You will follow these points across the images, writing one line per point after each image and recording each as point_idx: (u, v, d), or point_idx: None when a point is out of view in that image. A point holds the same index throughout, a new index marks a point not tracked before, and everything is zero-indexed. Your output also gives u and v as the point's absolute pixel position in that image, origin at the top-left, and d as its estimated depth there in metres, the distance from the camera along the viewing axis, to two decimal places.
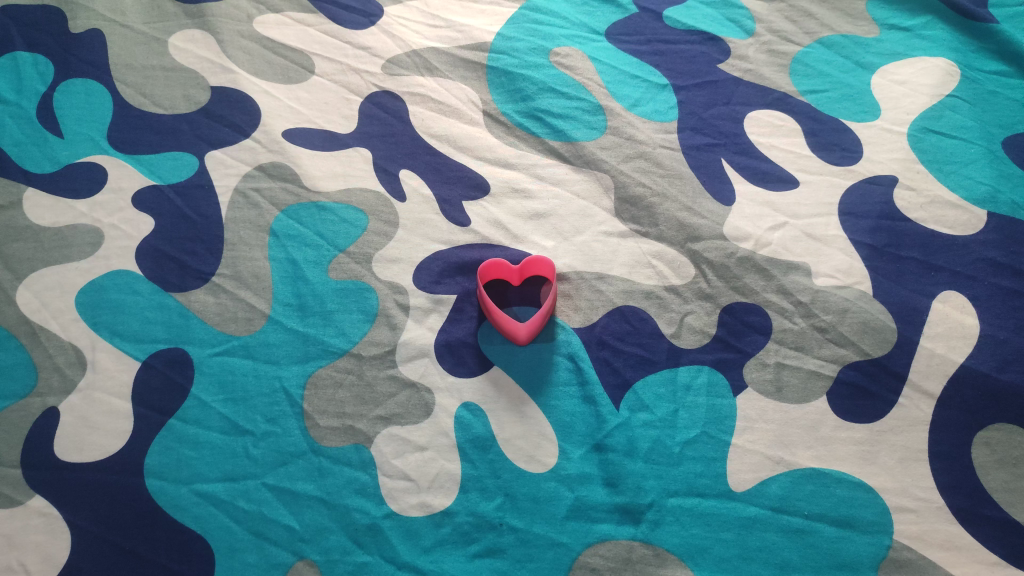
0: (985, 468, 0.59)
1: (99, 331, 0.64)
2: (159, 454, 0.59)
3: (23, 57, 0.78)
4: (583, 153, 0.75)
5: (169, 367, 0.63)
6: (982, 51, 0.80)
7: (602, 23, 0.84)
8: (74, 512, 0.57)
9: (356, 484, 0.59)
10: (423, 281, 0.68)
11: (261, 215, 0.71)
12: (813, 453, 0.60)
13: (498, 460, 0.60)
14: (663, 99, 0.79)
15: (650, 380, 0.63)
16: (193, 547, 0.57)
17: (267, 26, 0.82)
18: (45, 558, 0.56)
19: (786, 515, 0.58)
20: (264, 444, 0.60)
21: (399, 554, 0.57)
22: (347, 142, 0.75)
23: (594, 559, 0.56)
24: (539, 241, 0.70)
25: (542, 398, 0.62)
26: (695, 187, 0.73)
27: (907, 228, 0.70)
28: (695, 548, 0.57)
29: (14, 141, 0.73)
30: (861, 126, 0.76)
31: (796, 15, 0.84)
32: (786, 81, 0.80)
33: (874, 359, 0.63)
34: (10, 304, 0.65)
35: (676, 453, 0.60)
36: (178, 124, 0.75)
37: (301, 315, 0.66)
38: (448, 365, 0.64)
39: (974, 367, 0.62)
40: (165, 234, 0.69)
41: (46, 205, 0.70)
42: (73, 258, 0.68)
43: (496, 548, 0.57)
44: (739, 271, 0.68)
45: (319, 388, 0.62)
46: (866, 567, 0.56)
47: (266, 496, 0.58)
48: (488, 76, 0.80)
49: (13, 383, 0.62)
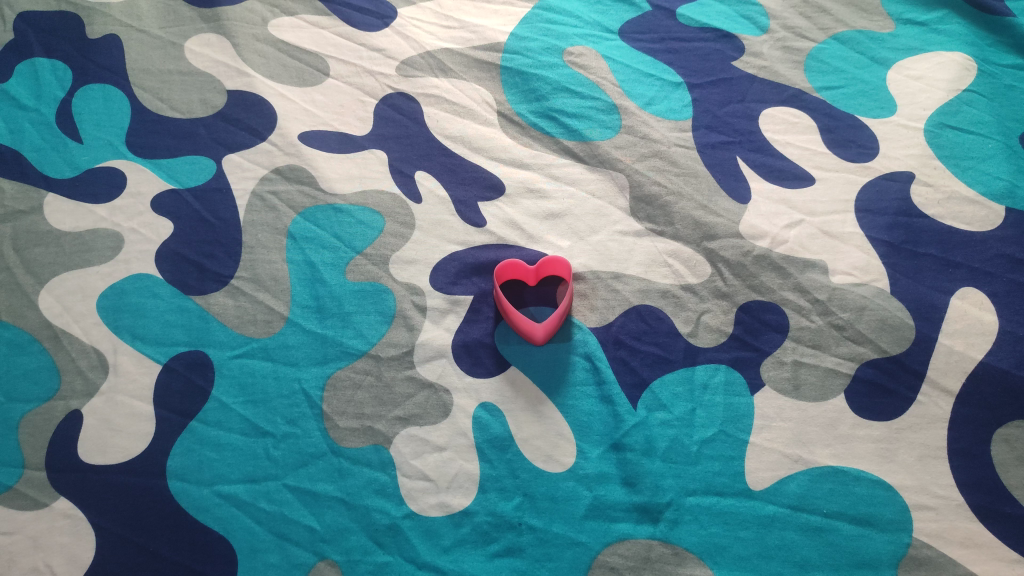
0: (1005, 466, 0.58)
1: (120, 334, 0.65)
2: (182, 456, 0.60)
3: (41, 63, 0.79)
4: (598, 153, 0.75)
5: (190, 369, 0.64)
6: (998, 44, 0.80)
7: (615, 22, 0.84)
8: (98, 514, 0.58)
9: (376, 484, 0.59)
10: (439, 282, 0.68)
11: (279, 217, 0.71)
12: (832, 451, 0.60)
13: (517, 460, 0.60)
14: (678, 97, 0.79)
15: (667, 379, 0.63)
16: (215, 548, 0.57)
17: (282, 29, 0.82)
18: (71, 559, 0.57)
19: (805, 513, 0.58)
20: (285, 445, 0.61)
21: (419, 554, 0.57)
22: (363, 144, 0.75)
23: (613, 558, 0.56)
24: (554, 241, 0.70)
25: (560, 398, 0.63)
26: (711, 186, 0.73)
27: (924, 224, 0.69)
28: (714, 547, 0.57)
29: (34, 147, 0.74)
30: (877, 122, 0.76)
31: (811, 11, 0.84)
32: (801, 77, 0.79)
33: (891, 357, 0.63)
34: (33, 307, 0.66)
35: (694, 452, 0.60)
36: (196, 127, 0.76)
37: (319, 316, 0.66)
38: (465, 366, 0.64)
39: (993, 365, 0.62)
40: (184, 237, 0.70)
41: (66, 210, 0.71)
42: (93, 263, 0.68)
43: (515, 547, 0.57)
44: (756, 269, 0.68)
45: (338, 390, 0.63)
46: (885, 565, 0.56)
47: (287, 497, 0.59)
48: (503, 77, 0.80)
49: (36, 386, 0.63)
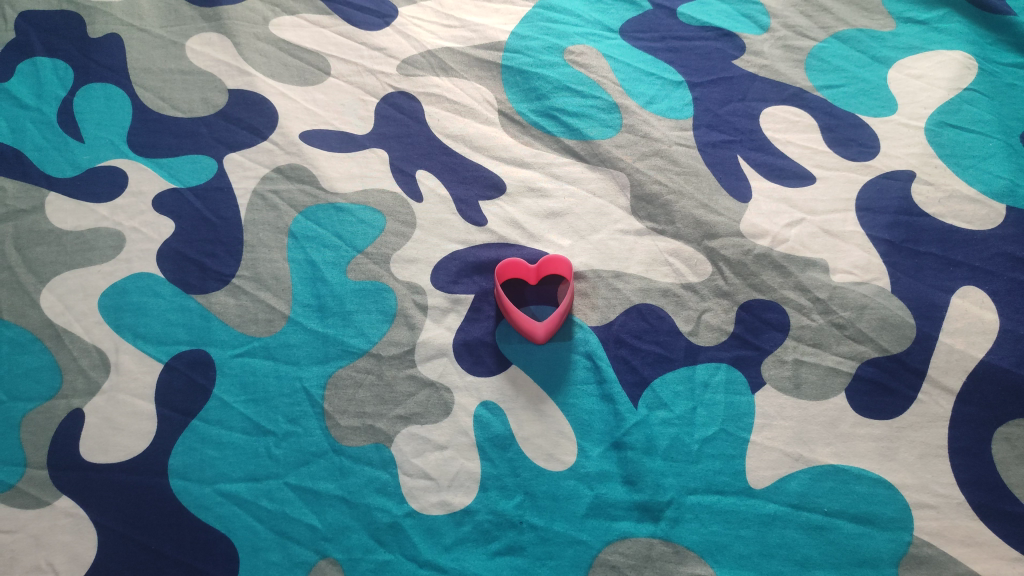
0: (1006, 464, 0.59)
1: (122, 333, 0.65)
2: (183, 455, 0.60)
3: (42, 62, 0.79)
4: (599, 152, 0.75)
5: (191, 368, 0.64)
6: (999, 43, 0.80)
7: (616, 21, 0.84)
8: (100, 512, 0.58)
9: (377, 483, 0.59)
10: (440, 281, 0.68)
11: (280, 216, 0.71)
12: (833, 450, 0.60)
13: (518, 459, 0.60)
14: (679, 96, 0.79)
15: (668, 378, 0.63)
16: (217, 546, 0.57)
17: (283, 28, 0.82)
18: (73, 557, 0.57)
19: (806, 512, 0.58)
20: (286, 444, 0.61)
21: (420, 552, 0.57)
22: (364, 143, 0.76)
23: (614, 557, 0.56)
24: (555, 240, 0.70)
25: (561, 397, 0.63)
26: (712, 185, 0.73)
27: (925, 223, 0.69)
28: (714, 545, 0.57)
29: (35, 146, 0.74)
30: (878, 121, 0.76)
31: (812, 10, 0.84)
32: (802, 76, 0.79)
33: (892, 355, 0.63)
34: (34, 306, 0.66)
35: (695, 450, 0.60)
36: (197, 126, 0.76)
37: (320, 315, 0.66)
38: (466, 364, 0.64)
39: (994, 363, 0.62)
40: (185, 237, 0.70)
41: (68, 209, 0.71)
42: (95, 262, 0.69)
43: (516, 546, 0.57)
44: (757, 268, 0.68)
45: (339, 388, 0.63)
46: (886, 563, 0.56)
47: (288, 495, 0.59)
48: (504, 76, 0.80)
49: (38, 385, 0.63)
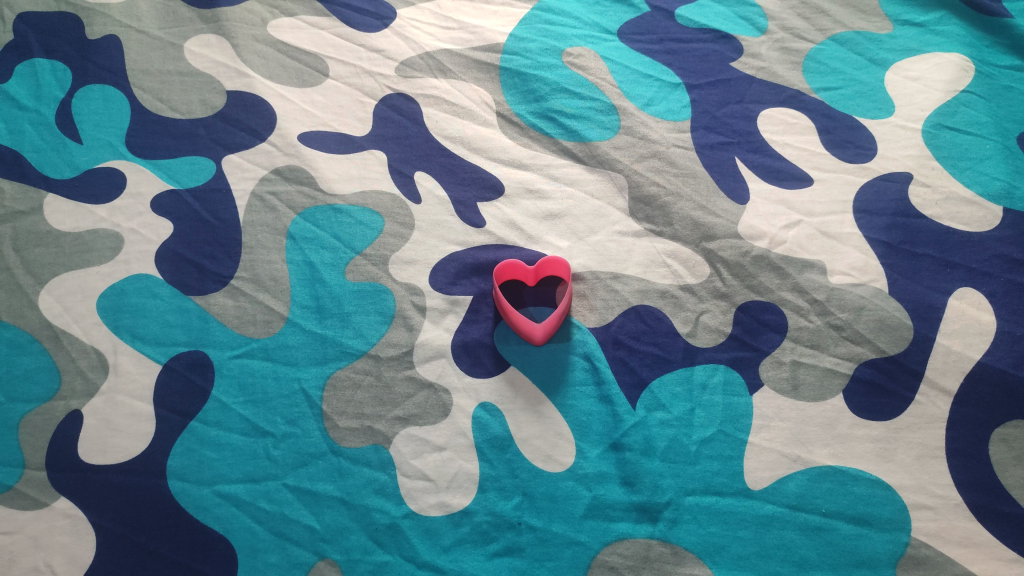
0: (1003, 465, 0.59)
1: (120, 334, 0.65)
2: (182, 456, 0.60)
3: (41, 64, 0.79)
4: (597, 153, 0.75)
5: (190, 369, 0.64)
6: (996, 45, 0.80)
7: (614, 23, 0.84)
8: (99, 514, 0.58)
9: (376, 484, 0.59)
10: (439, 282, 0.68)
11: (278, 218, 0.71)
12: (830, 451, 0.60)
13: (516, 460, 0.60)
14: (676, 98, 0.79)
15: (666, 379, 0.63)
16: (215, 547, 0.57)
17: (282, 30, 0.83)
18: (71, 559, 0.57)
19: (804, 513, 0.58)
20: (285, 445, 0.61)
21: (418, 554, 0.57)
22: (362, 144, 0.76)
23: (612, 558, 0.57)
24: (553, 241, 0.70)
25: (559, 398, 0.63)
26: (710, 186, 0.73)
27: (922, 224, 0.70)
28: (713, 546, 0.57)
29: (33, 148, 0.74)
30: (875, 123, 0.76)
31: (809, 12, 0.84)
32: (799, 78, 0.80)
33: (890, 356, 0.63)
34: (33, 308, 0.66)
35: (693, 451, 0.60)
36: (196, 128, 0.76)
37: (318, 317, 0.66)
38: (465, 366, 0.64)
39: (991, 364, 0.62)
40: (184, 238, 0.70)
41: (66, 210, 0.71)
42: (93, 263, 0.69)
43: (515, 547, 0.57)
44: (755, 270, 0.68)
45: (338, 390, 0.63)
46: (884, 564, 0.56)
47: (287, 496, 0.59)
48: (502, 78, 0.80)
49: (36, 387, 0.63)
